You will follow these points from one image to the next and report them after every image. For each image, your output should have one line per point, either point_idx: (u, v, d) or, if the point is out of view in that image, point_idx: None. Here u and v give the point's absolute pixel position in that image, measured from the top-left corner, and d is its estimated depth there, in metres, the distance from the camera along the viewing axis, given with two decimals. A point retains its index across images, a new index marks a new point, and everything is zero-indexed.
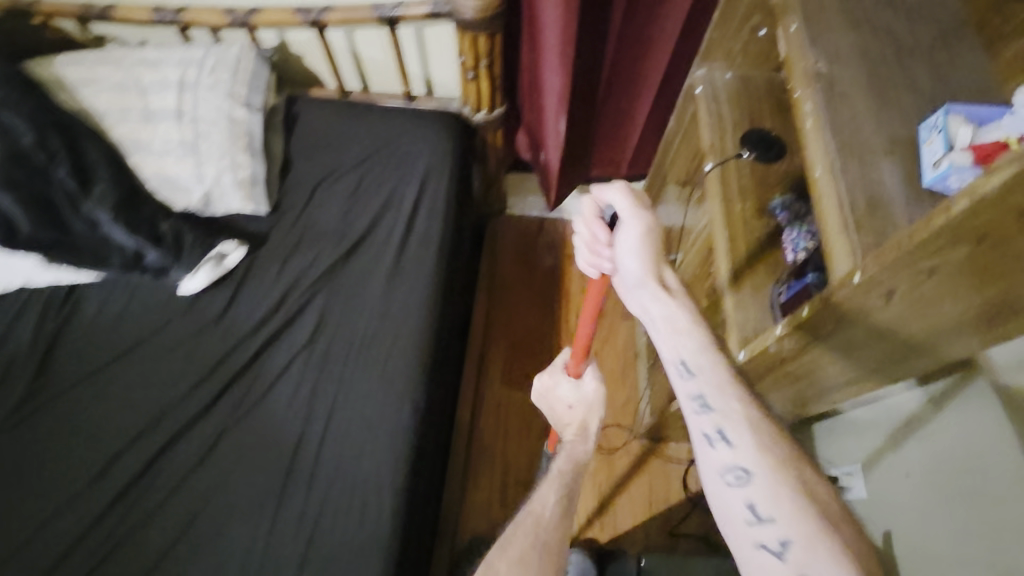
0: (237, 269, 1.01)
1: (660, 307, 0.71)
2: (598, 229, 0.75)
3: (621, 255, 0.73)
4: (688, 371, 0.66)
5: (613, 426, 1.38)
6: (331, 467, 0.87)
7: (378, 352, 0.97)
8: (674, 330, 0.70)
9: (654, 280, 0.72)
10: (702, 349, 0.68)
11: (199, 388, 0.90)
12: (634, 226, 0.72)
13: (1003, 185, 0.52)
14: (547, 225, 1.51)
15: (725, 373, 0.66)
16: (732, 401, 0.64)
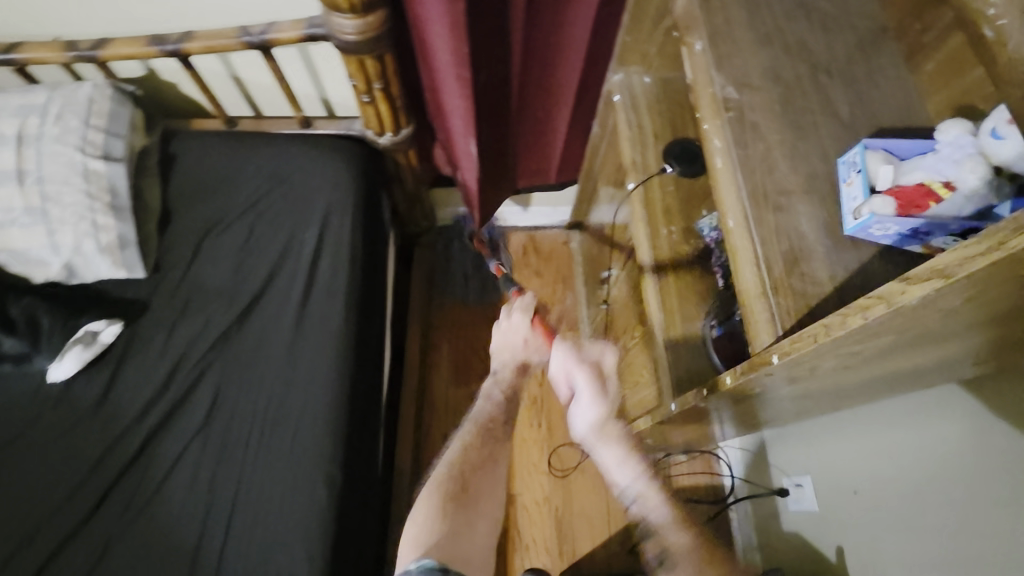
0: (113, 345, 0.99)
1: (607, 459, 0.79)
2: (561, 389, 0.87)
3: (575, 421, 0.83)
4: (630, 499, 0.76)
5: (566, 446, 1.50)
6: (235, 561, 0.86)
7: (280, 431, 0.95)
8: (608, 463, 0.79)
9: (597, 440, 0.80)
10: (655, 497, 0.76)
11: (85, 488, 0.90)
12: (590, 411, 0.80)
13: (932, 294, 0.34)
14: (480, 236, 1.75)
15: (671, 516, 0.74)
16: (684, 543, 0.71)
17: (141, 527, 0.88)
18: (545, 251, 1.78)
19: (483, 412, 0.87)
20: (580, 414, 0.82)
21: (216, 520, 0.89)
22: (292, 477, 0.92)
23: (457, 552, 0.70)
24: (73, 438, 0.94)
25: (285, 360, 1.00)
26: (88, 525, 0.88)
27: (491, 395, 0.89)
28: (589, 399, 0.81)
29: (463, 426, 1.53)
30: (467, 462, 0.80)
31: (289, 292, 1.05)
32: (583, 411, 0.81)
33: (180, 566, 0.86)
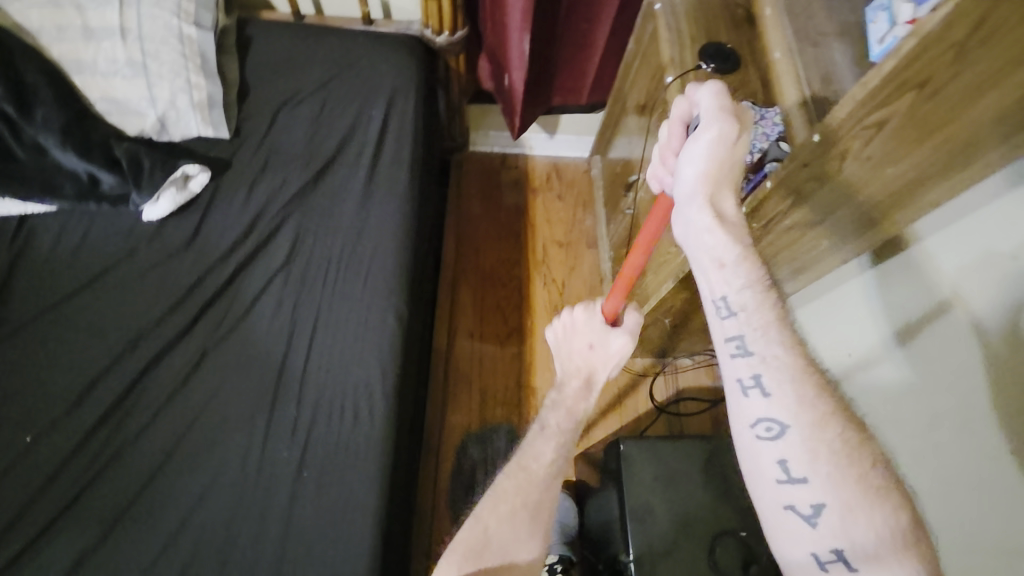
0: (201, 193, 1.09)
1: (704, 243, 0.61)
2: (675, 134, 0.65)
3: (681, 163, 0.63)
4: (730, 309, 0.58)
5: None
6: (316, 373, 0.98)
7: (353, 272, 1.07)
8: (716, 263, 0.60)
9: (706, 198, 0.61)
10: (752, 292, 0.58)
11: (179, 309, 1.01)
12: (713, 126, 0.59)
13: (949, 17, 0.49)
14: (508, 160, 1.88)
15: (771, 319, 0.57)
16: (774, 346, 0.56)
17: (232, 342, 1.00)
18: (566, 179, 1.88)
19: (520, 468, 0.82)
20: (698, 151, 0.61)
21: (300, 337, 1.00)
22: (365, 310, 1.04)
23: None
24: (166, 270, 1.04)
25: (356, 215, 1.11)
26: (184, 339, 0.99)
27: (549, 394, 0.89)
28: (714, 112, 0.59)
29: (489, 326, 1.66)
30: (511, 483, 0.81)
31: (358, 161, 1.16)
32: (705, 131, 0.59)
33: (269, 375, 0.97)
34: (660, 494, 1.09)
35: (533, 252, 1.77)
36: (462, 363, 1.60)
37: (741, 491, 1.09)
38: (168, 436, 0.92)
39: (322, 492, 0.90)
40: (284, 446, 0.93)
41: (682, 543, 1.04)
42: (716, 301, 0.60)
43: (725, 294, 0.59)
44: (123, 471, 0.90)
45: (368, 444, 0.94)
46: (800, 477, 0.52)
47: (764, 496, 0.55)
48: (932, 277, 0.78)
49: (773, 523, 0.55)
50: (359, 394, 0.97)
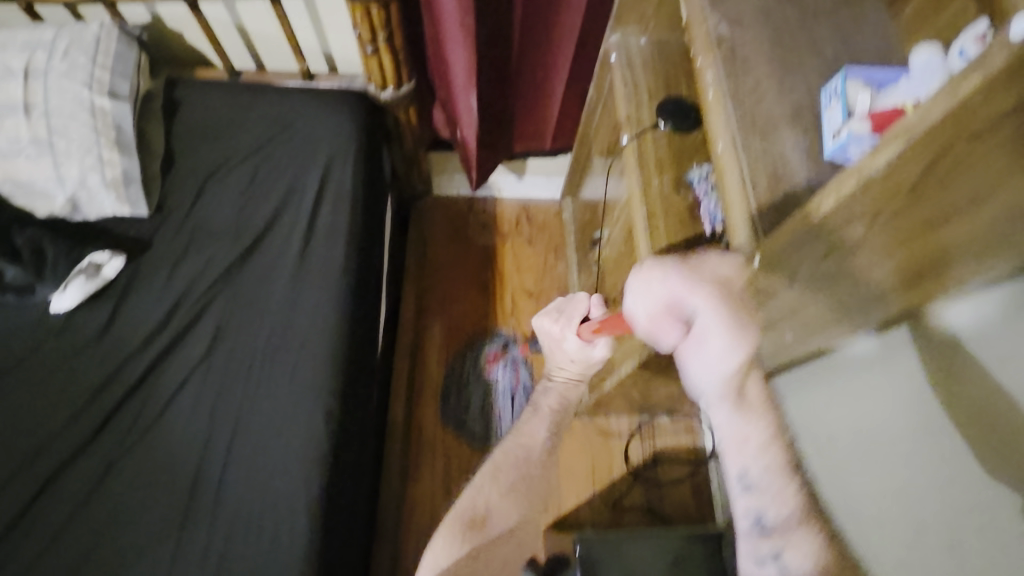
0: (116, 279, 1.01)
1: (722, 431, 0.59)
2: (670, 322, 0.60)
3: (692, 361, 0.60)
4: (748, 488, 0.57)
5: None
6: (235, 484, 0.89)
7: (281, 363, 0.98)
8: (738, 441, 0.58)
9: (732, 395, 0.58)
10: (773, 470, 0.57)
11: (86, 413, 0.92)
12: (723, 340, 0.57)
13: (894, 161, 0.39)
14: (475, 204, 1.79)
15: (792, 492, 0.56)
16: (801, 528, 0.55)
17: (143, 449, 0.91)
18: (536, 222, 1.79)
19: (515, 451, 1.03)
20: (715, 355, 0.58)
21: (218, 443, 0.92)
22: (291, 407, 0.95)
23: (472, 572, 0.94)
24: (75, 367, 0.95)
25: (285, 298, 1.02)
26: (90, 449, 0.90)
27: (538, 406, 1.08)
28: (710, 304, 0.59)
29: (453, 386, 1.56)
30: (507, 473, 1.01)
31: (290, 236, 1.07)
32: (711, 336, 0.58)
33: (182, 488, 0.89)
34: None
35: (502, 303, 1.67)
36: (425, 428, 1.51)
37: None
38: (66, 565, 0.84)
39: None
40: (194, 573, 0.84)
41: None
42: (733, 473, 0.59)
43: (744, 475, 0.57)
44: None
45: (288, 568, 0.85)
46: None
47: None
48: (907, 382, 0.70)
49: None
50: (281, 508, 0.88)
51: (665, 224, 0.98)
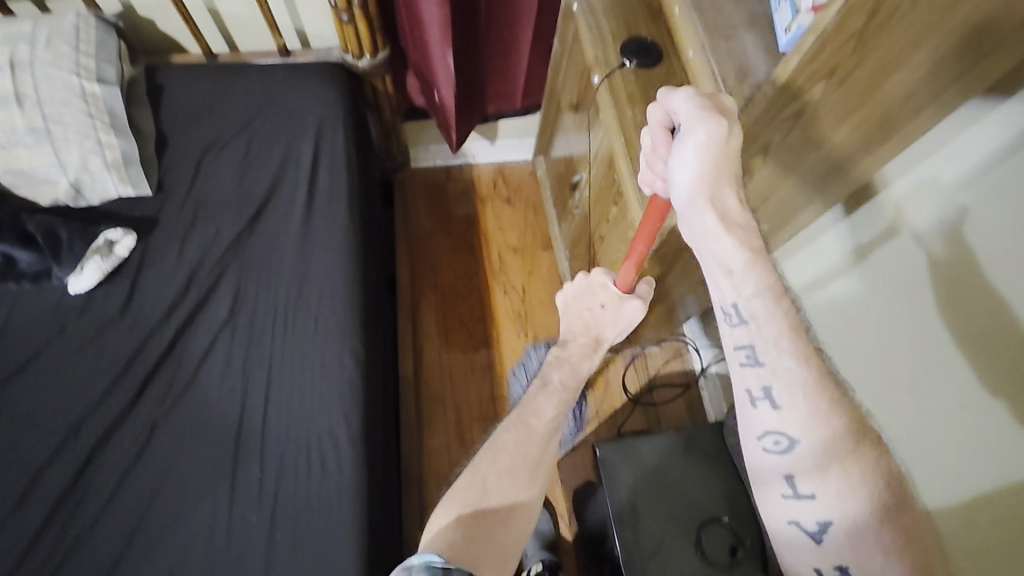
0: (130, 257, 1.04)
1: (716, 254, 0.61)
2: (658, 137, 0.67)
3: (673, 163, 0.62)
4: (739, 319, 0.60)
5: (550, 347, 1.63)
6: (277, 427, 0.95)
7: (303, 315, 1.03)
8: (726, 269, 0.61)
9: (706, 199, 0.60)
10: (763, 300, 0.59)
11: (121, 382, 0.96)
12: (700, 126, 0.58)
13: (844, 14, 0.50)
14: (453, 171, 1.85)
15: (783, 328, 0.58)
16: (786, 357, 0.57)
17: (183, 409, 0.95)
18: (512, 183, 1.87)
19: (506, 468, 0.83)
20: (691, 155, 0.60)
21: (256, 394, 0.97)
22: (320, 354, 1.00)
23: (473, 552, 0.74)
24: (103, 342, 0.99)
25: (297, 257, 1.07)
26: (132, 413, 0.94)
27: (548, 382, 0.96)
28: (703, 115, 0.59)
29: (454, 342, 1.64)
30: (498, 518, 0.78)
31: (293, 200, 1.12)
32: (693, 133, 0.59)
33: (226, 438, 0.94)
34: (640, 491, 1.09)
35: (491, 260, 1.75)
36: (434, 383, 1.58)
37: (718, 474, 1.11)
38: (126, 520, 0.88)
39: (298, 552, 0.87)
40: (253, 510, 0.90)
41: (669, 535, 1.05)
42: (738, 351, 0.61)
43: (744, 339, 0.60)
44: (83, 562, 0.85)
45: (340, 495, 0.91)
46: (790, 442, 0.58)
47: (757, 463, 0.62)
48: None
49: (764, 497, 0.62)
50: (324, 443, 0.94)
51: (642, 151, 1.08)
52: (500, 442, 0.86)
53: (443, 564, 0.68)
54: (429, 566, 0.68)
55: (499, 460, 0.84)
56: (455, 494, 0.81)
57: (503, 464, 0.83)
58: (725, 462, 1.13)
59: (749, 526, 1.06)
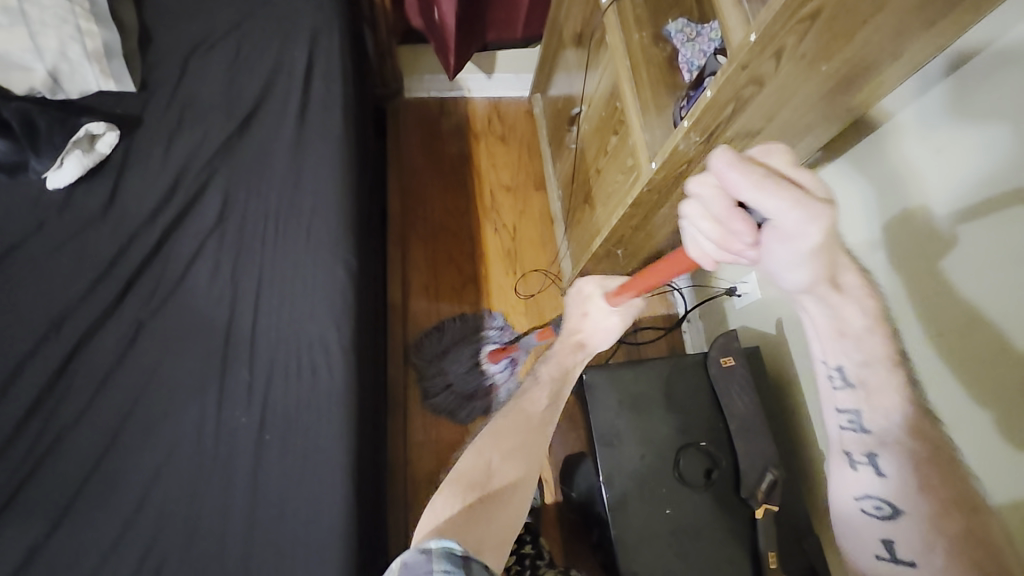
0: (112, 154, 1.00)
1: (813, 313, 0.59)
2: (736, 225, 0.51)
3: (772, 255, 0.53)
4: (844, 381, 0.61)
5: (534, 274, 1.66)
6: (267, 333, 0.94)
7: (293, 224, 1.01)
8: (838, 332, 0.60)
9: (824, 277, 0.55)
10: (876, 364, 0.60)
11: (106, 278, 0.93)
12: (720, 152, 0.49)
13: None
14: (447, 104, 1.81)
15: (895, 395, 0.60)
16: (894, 428, 0.59)
17: (171, 310, 0.93)
18: (507, 119, 1.83)
19: (519, 409, 0.87)
20: (790, 252, 0.52)
21: (245, 299, 0.95)
22: (311, 264, 0.99)
23: (475, 533, 0.70)
24: (87, 239, 0.95)
25: (288, 165, 1.04)
26: (117, 312, 0.92)
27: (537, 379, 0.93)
28: (797, 203, 0.49)
29: (443, 275, 1.63)
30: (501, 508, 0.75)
31: (285, 108, 1.08)
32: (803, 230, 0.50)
33: (216, 340, 0.93)
34: (624, 415, 1.12)
35: (482, 196, 1.74)
36: (420, 315, 1.58)
37: (697, 408, 1.14)
38: (111, 417, 0.87)
39: (286, 451, 0.88)
40: (242, 411, 0.90)
41: (648, 459, 1.09)
42: (837, 413, 0.64)
43: (866, 425, 0.61)
44: (65, 457, 0.84)
45: (332, 401, 0.92)
46: (867, 455, 0.61)
47: (841, 501, 0.64)
48: None
49: (845, 523, 0.64)
50: (315, 349, 0.94)
51: (647, 74, 1.06)
52: (501, 427, 0.84)
53: (462, 555, 0.65)
54: (451, 554, 0.64)
55: (501, 441, 0.82)
56: (455, 475, 0.77)
57: (512, 448, 0.82)
58: (705, 397, 1.15)
59: (722, 456, 1.10)
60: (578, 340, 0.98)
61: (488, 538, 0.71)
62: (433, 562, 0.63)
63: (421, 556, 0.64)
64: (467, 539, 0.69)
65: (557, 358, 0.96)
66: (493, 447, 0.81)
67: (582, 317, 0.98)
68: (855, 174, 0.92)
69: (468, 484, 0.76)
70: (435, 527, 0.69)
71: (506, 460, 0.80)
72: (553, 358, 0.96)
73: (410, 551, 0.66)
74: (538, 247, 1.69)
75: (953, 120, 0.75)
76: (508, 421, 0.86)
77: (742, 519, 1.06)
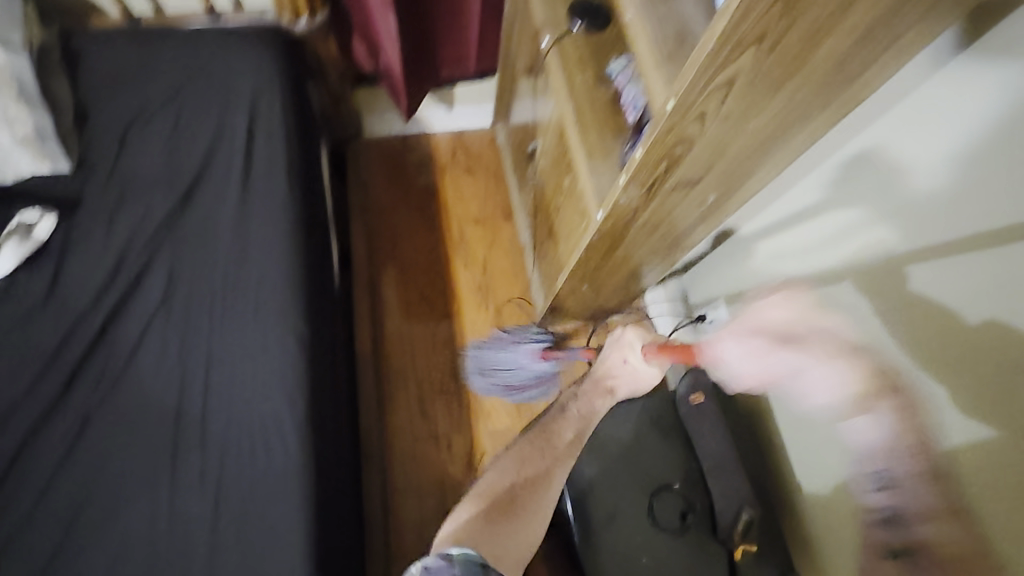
0: (51, 237, 0.98)
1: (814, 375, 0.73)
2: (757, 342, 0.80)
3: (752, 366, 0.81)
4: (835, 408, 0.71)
5: (508, 308, 1.63)
6: (217, 413, 0.92)
7: (241, 295, 0.99)
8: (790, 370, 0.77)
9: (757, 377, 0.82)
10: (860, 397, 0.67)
11: (49, 368, 0.91)
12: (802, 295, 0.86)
13: None
14: (410, 140, 1.79)
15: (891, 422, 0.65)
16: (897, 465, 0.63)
17: (118, 397, 0.91)
18: (471, 150, 1.82)
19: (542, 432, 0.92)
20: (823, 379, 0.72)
21: (193, 380, 0.93)
22: (260, 335, 0.97)
23: (493, 543, 0.78)
24: (29, 329, 0.93)
25: (233, 236, 1.02)
26: (61, 404, 0.90)
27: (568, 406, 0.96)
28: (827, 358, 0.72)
29: (416, 317, 1.61)
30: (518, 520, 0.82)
31: (228, 175, 1.06)
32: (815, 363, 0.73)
33: (164, 427, 0.90)
34: (596, 463, 1.09)
35: (450, 231, 1.72)
36: (394, 358, 1.55)
37: (670, 446, 1.12)
38: (60, 516, 0.85)
39: (242, 537, 0.86)
40: (194, 498, 0.87)
41: (623, 505, 1.06)
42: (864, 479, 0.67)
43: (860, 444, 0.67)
44: (14, 564, 0.82)
45: (288, 479, 0.89)
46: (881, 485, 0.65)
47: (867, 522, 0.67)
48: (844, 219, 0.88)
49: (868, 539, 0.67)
50: (267, 426, 0.92)
51: (592, 116, 1.05)
52: (524, 453, 0.90)
53: (481, 565, 0.72)
54: (469, 561, 0.72)
55: (524, 466, 0.88)
56: (481, 493, 0.86)
57: (528, 470, 0.87)
58: (679, 436, 1.12)
59: (698, 497, 1.07)
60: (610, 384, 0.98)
61: (504, 550, 0.78)
62: (455, 567, 0.71)
63: (443, 561, 0.71)
64: (480, 546, 0.77)
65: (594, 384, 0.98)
66: (517, 472, 0.87)
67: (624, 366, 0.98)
68: (837, 183, 0.87)
69: (487, 503, 0.83)
70: (451, 537, 0.78)
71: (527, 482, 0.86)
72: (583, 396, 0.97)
73: (430, 556, 0.73)
74: (510, 279, 1.67)
75: (927, 134, 0.71)
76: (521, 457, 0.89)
77: (723, 562, 1.03)
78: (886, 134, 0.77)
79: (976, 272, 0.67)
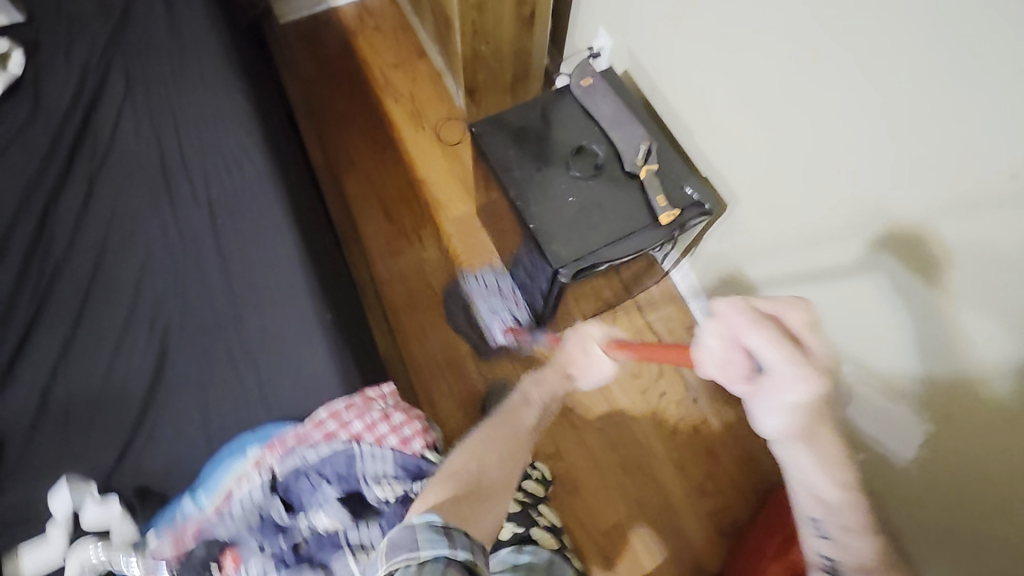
0: (23, 71, 1.18)
1: (731, 356, 0.57)
2: (734, 354, 0.57)
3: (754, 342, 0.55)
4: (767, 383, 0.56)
5: (443, 123, 1.84)
6: (193, 154, 1.13)
7: (188, 76, 1.21)
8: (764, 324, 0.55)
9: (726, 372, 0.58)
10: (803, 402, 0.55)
11: (53, 154, 1.12)
12: (797, 374, 0.54)
13: None
14: (319, 16, 2.01)
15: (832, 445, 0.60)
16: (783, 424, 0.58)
17: (113, 164, 1.13)
18: (375, 11, 2.02)
19: (506, 425, 0.80)
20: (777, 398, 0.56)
21: (168, 137, 1.15)
22: (212, 98, 1.19)
23: (466, 512, 0.66)
24: (25, 136, 1.13)
25: (170, 41, 1.24)
26: (69, 178, 1.11)
27: (529, 397, 0.84)
28: (799, 374, 0.54)
29: (362, 150, 1.81)
30: (487, 471, 0.73)
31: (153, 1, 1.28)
32: (785, 382, 0.54)
33: (153, 174, 1.12)
34: (519, 151, 1.27)
35: (375, 77, 1.92)
36: (353, 184, 1.77)
37: (577, 122, 1.31)
38: (91, 247, 1.06)
39: (237, 224, 1.08)
40: (192, 211, 1.09)
41: (547, 171, 1.25)
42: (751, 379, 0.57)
43: (767, 399, 0.57)
44: (65, 285, 1.04)
45: (264, 184, 1.11)
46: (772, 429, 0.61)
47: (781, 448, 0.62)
48: None
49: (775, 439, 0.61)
50: (239, 154, 1.14)
51: None
52: (489, 434, 0.78)
53: (443, 524, 0.61)
54: (433, 526, 0.61)
55: (494, 436, 0.78)
56: (448, 475, 0.71)
57: (493, 446, 0.76)
58: (580, 114, 1.32)
59: (606, 152, 1.27)
60: (568, 372, 0.85)
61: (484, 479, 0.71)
62: (417, 536, 0.60)
63: (404, 529, 0.61)
64: (460, 505, 0.66)
65: (550, 384, 0.85)
66: (481, 455, 0.74)
67: (585, 358, 0.83)
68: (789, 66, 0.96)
69: (457, 486, 0.70)
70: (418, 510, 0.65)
71: (491, 456, 0.75)
72: (539, 382, 0.86)
73: (395, 530, 0.63)
74: (436, 101, 1.88)
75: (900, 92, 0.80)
76: (484, 439, 0.77)
77: (635, 188, 1.23)
78: (899, 37, 0.77)
79: (963, 234, 0.78)
